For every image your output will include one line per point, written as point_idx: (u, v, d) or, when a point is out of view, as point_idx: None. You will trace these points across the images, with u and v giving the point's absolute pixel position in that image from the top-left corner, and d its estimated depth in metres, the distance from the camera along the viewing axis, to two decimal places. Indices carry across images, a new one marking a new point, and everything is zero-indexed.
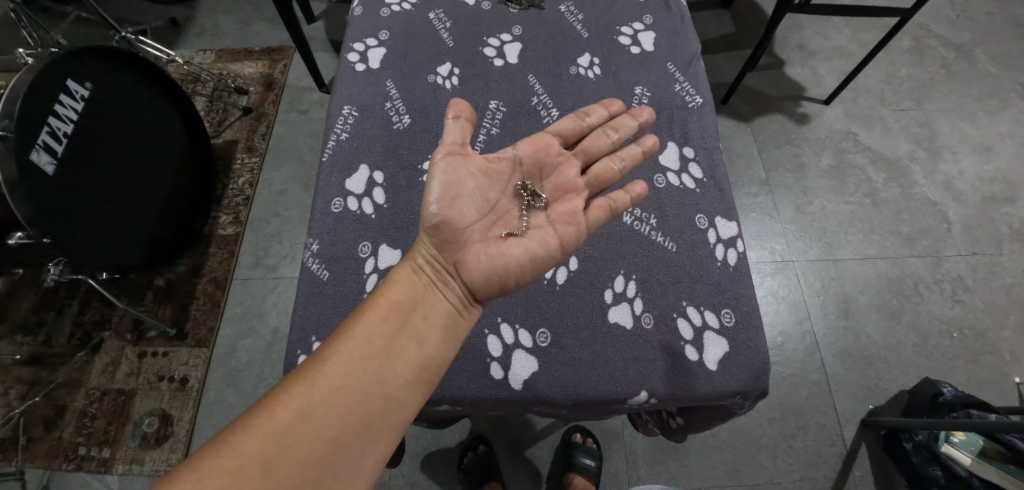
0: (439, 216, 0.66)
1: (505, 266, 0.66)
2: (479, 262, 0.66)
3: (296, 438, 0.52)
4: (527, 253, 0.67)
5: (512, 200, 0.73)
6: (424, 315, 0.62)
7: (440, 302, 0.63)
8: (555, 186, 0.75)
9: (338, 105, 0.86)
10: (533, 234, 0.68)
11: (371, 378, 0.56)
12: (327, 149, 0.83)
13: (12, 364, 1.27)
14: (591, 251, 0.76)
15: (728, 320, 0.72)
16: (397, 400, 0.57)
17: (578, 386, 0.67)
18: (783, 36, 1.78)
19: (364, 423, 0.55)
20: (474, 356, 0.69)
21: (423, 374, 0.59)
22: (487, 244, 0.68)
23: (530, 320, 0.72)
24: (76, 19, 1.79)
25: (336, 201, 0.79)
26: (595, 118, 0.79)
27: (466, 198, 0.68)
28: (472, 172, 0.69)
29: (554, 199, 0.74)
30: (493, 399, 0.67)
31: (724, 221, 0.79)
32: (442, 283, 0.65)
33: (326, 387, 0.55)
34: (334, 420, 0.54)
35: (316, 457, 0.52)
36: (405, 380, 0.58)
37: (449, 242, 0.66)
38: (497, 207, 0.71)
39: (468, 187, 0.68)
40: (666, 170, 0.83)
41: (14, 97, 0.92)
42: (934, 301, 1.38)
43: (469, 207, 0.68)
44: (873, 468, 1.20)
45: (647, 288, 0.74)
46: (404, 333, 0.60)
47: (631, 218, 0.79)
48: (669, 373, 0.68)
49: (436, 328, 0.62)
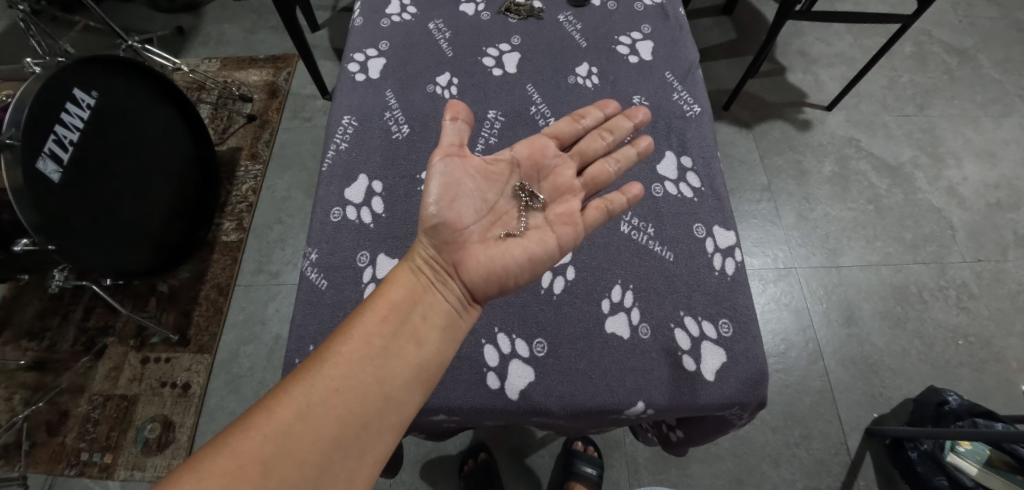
0: (438, 218, 0.66)
1: (505, 265, 0.66)
2: (478, 262, 0.66)
3: (297, 437, 0.52)
4: (527, 251, 0.67)
5: (511, 201, 0.73)
6: (424, 315, 0.62)
7: (442, 300, 0.64)
8: (552, 188, 0.75)
9: (338, 114, 0.87)
10: (531, 234, 0.69)
11: (371, 378, 0.56)
12: (327, 158, 0.83)
13: (17, 369, 1.28)
14: (589, 259, 0.76)
15: (726, 330, 0.72)
16: (396, 399, 0.57)
17: (575, 396, 0.67)
18: (784, 44, 1.79)
19: (364, 422, 0.55)
20: (470, 365, 0.69)
21: (423, 375, 0.59)
22: (487, 244, 0.68)
23: (526, 330, 0.71)
24: (85, 27, 1.82)
25: (335, 211, 0.79)
26: (590, 120, 0.79)
27: (465, 199, 0.69)
28: (471, 174, 0.70)
29: (552, 199, 0.74)
30: (490, 410, 0.67)
31: (722, 229, 0.79)
32: (443, 279, 0.65)
33: (325, 387, 0.55)
34: (335, 418, 0.54)
35: (317, 458, 0.52)
36: (404, 380, 0.58)
37: (449, 240, 0.67)
38: (495, 209, 0.71)
39: (467, 188, 0.69)
40: (664, 179, 0.83)
41: (21, 105, 0.94)
42: (939, 308, 1.37)
43: (468, 208, 0.69)
44: (877, 477, 1.19)
45: (643, 298, 0.73)
46: (403, 333, 0.60)
47: (628, 227, 0.79)
48: (666, 383, 0.68)
49: (436, 328, 0.62)
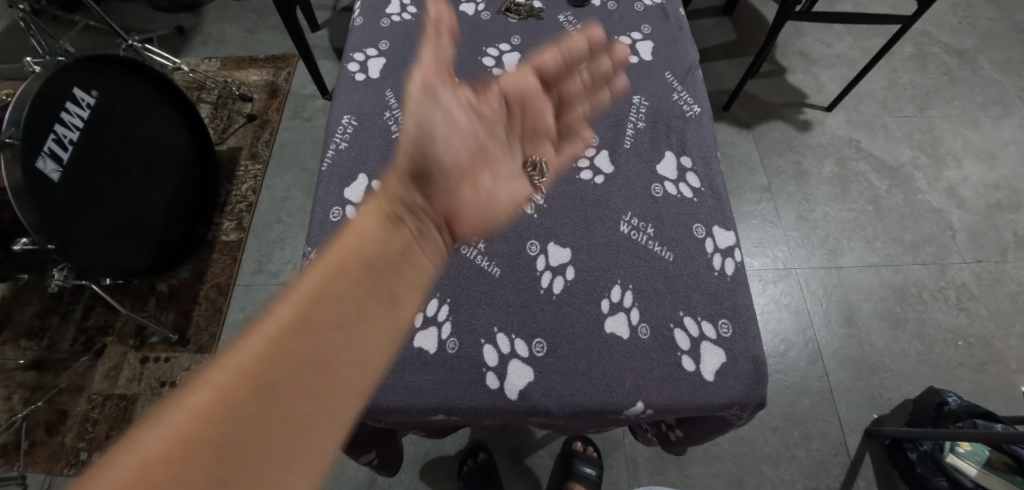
0: (425, 160, 0.61)
1: (486, 213, 0.65)
2: (461, 208, 0.63)
3: (255, 417, 0.40)
4: (509, 202, 0.67)
5: (489, 139, 0.66)
6: (398, 267, 0.55)
7: (422, 252, 0.58)
8: (526, 130, 0.69)
9: (338, 113, 0.87)
10: (507, 181, 0.67)
11: (346, 339, 0.47)
12: (326, 158, 0.83)
13: (17, 369, 1.28)
14: (589, 260, 0.76)
15: (726, 330, 0.71)
16: (371, 363, 0.49)
17: (575, 395, 0.66)
18: (784, 44, 1.79)
19: (339, 394, 0.46)
20: (469, 365, 0.67)
21: (398, 333, 0.52)
22: (471, 189, 0.64)
23: (526, 329, 0.70)
24: (85, 27, 1.82)
25: (334, 210, 0.78)
26: (580, 52, 0.69)
27: (450, 139, 0.62)
28: (459, 111, 0.62)
29: (525, 143, 0.70)
30: (487, 410, 0.65)
31: (722, 230, 0.78)
32: (427, 230, 0.60)
33: (283, 348, 0.43)
34: (306, 388, 0.43)
35: (289, 428, 0.41)
36: (378, 341, 0.50)
37: (433, 185, 0.62)
38: (478, 150, 0.65)
39: (451, 127, 0.62)
40: (664, 179, 0.82)
41: (21, 104, 0.94)
42: (938, 309, 1.37)
43: (450, 148, 0.62)
44: (877, 478, 1.19)
45: (643, 297, 0.73)
46: (378, 287, 0.52)
47: (628, 228, 0.78)
48: (666, 382, 0.67)
49: (411, 282, 0.56)
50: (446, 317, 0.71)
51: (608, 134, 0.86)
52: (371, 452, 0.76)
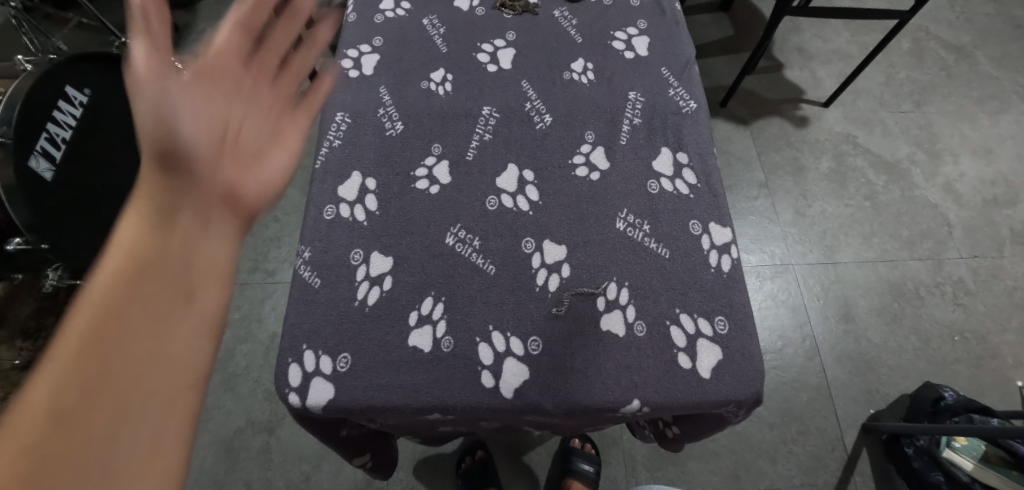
0: (171, 127, 0.42)
1: (276, 183, 0.52)
2: (248, 181, 0.48)
3: (59, 434, 0.28)
4: (281, 176, 0.53)
5: (241, 106, 0.52)
6: (200, 213, 0.41)
7: (217, 228, 0.42)
8: (280, 91, 0.58)
9: (330, 109, 0.72)
10: (289, 145, 0.55)
11: (147, 306, 0.34)
12: (320, 155, 0.68)
13: (12, 369, 1.27)
14: (587, 256, 0.62)
15: (722, 327, 0.59)
16: (193, 309, 0.37)
17: (571, 395, 0.55)
18: (782, 40, 1.78)
19: (175, 362, 0.34)
20: (459, 362, 0.56)
21: (220, 268, 0.40)
22: (244, 163, 0.49)
23: (521, 325, 0.58)
24: (77, 25, 1.80)
25: (327, 208, 0.65)
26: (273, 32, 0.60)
27: (191, 112, 0.44)
28: (175, 79, 0.44)
29: (284, 100, 0.58)
30: (479, 412, 0.55)
31: (719, 227, 0.65)
32: (190, 203, 0.41)
33: (97, 336, 0.32)
34: (108, 377, 0.31)
35: (106, 448, 0.29)
36: (200, 286, 0.38)
37: (185, 160, 0.42)
38: (234, 123, 0.50)
39: (183, 101, 0.44)
40: (660, 175, 0.67)
41: (13, 103, 0.93)
42: (935, 304, 1.37)
43: (196, 117, 0.45)
44: (874, 473, 1.19)
45: (643, 294, 0.60)
46: (173, 236, 0.38)
47: (624, 224, 0.64)
48: (666, 381, 0.56)
49: (220, 230, 0.42)
50: (440, 314, 0.58)
51: (603, 131, 0.70)
52: (366, 454, 0.75)
